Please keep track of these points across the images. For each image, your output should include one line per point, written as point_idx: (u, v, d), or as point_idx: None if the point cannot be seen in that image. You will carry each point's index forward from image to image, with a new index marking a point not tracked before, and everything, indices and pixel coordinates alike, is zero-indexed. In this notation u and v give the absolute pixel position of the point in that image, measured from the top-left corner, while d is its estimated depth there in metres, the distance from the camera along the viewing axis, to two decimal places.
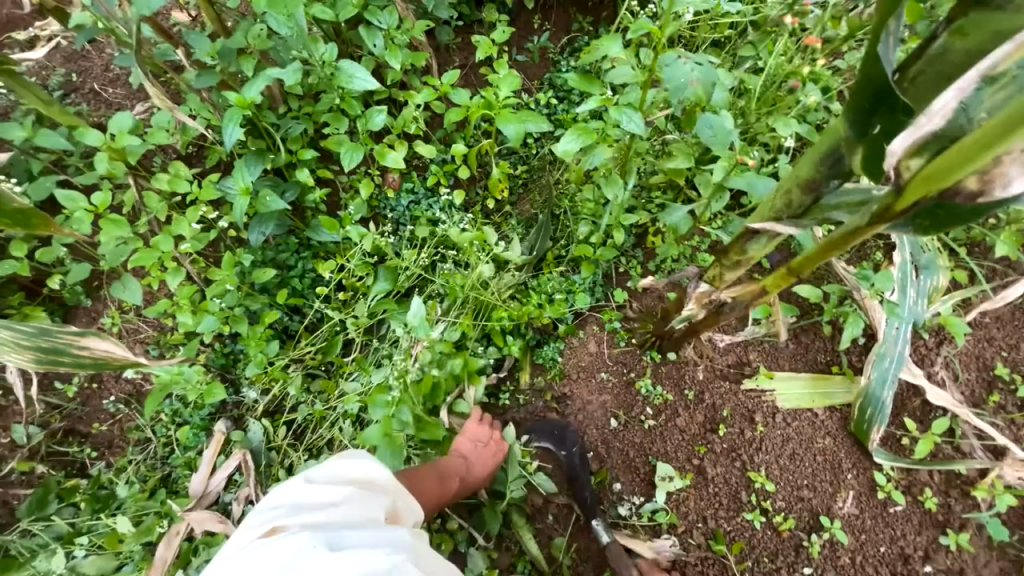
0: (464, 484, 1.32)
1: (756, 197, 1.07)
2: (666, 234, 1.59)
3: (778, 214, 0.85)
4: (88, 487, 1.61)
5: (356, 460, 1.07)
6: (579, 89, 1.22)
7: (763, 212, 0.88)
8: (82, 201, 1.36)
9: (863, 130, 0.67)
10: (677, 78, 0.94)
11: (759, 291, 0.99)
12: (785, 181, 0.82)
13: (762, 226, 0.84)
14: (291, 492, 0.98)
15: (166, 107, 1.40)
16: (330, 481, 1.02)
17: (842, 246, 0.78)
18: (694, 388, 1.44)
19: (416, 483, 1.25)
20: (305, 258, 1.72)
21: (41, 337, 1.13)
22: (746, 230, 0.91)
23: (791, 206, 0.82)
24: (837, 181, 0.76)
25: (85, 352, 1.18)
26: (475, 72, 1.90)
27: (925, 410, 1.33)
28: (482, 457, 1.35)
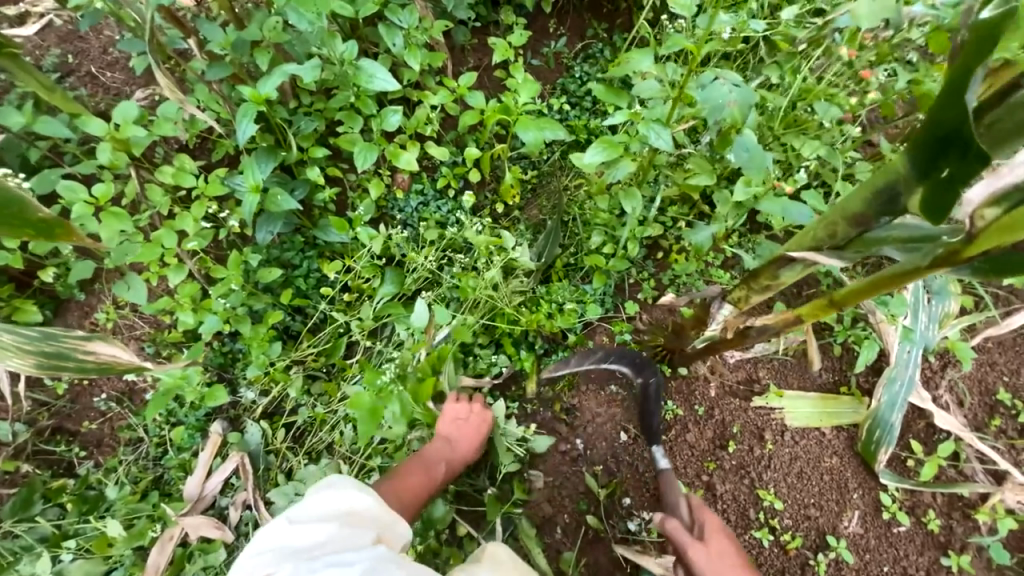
0: (451, 466, 1.32)
1: (793, 224, 1.05)
2: (689, 253, 1.58)
3: (819, 244, 0.84)
4: (76, 488, 1.55)
5: (337, 491, 1.01)
6: (605, 101, 1.22)
7: (801, 240, 0.88)
8: (83, 193, 1.31)
9: (926, 172, 0.64)
10: (714, 98, 0.96)
11: (793, 319, 1.00)
12: (830, 213, 0.81)
13: (802, 256, 0.84)
14: (273, 535, 0.93)
15: (178, 100, 1.35)
16: (313, 518, 0.96)
17: (894, 284, 0.78)
18: (704, 404, 1.44)
19: (403, 479, 1.25)
20: (311, 257, 1.67)
21: (45, 341, 1.09)
22: (782, 257, 0.91)
23: (834, 237, 0.82)
24: (888, 218, 0.75)
25: (90, 356, 1.13)
26: (489, 75, 1.88)
27: (929, 432, 1.36)
28: (465, 434, 1.36)
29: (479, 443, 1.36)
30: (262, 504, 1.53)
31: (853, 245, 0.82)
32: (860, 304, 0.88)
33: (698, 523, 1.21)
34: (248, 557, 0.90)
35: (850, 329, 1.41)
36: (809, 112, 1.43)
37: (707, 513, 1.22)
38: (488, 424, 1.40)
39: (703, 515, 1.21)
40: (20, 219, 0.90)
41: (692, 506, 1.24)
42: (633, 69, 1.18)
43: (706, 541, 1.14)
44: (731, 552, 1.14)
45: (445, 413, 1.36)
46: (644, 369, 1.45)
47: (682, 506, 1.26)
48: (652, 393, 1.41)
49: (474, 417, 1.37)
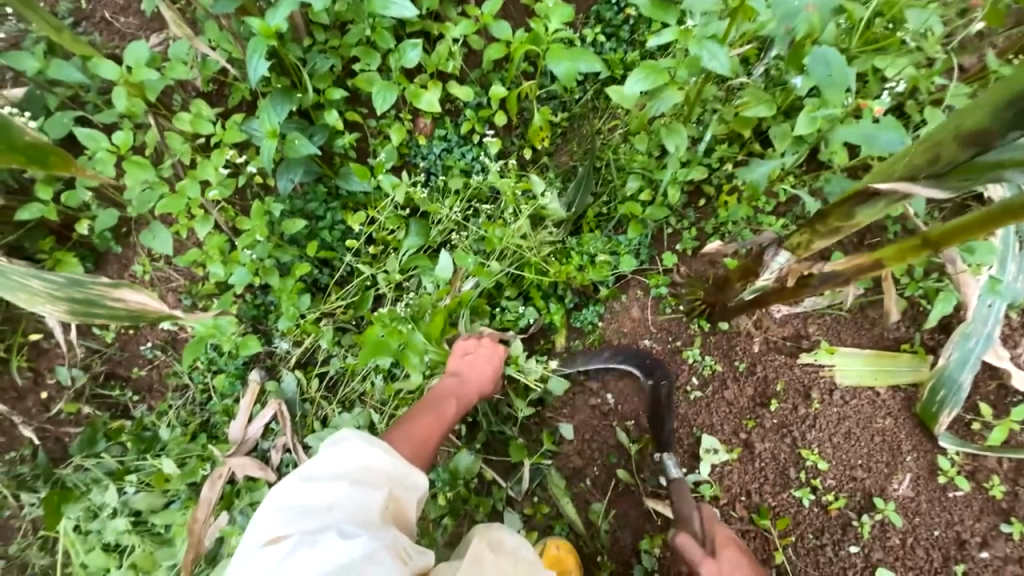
0: (462, 401, 1.28)
1: (876, 154, 0.90)
2: (740, 193, 1.43)
3: (915, 172, 0.72)
4: (133, 428, 1.66)
5: (347, 448, 1.00)
6: (651, 18, 1.06)
7: (890, 169, 0.75)
8: (104, 141, 1.29)
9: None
10: (788, 2, 0.79)
11: (869, 264, 0.88)
12: (938, 131, 0.67)
13: (893, 188, 0.72)
14: (286, 493, 0.94)
15: (185, 36, 1.27)
16: (326, 476, 0.96)
17: (1013, 219, 0.67)
18: (746, 360, 1.35)
19: (416, 422, 1.21)
20: (334, 209, 1.63)
21: (73, 287, 1.12)
22: (861, 192, 0.79)
23: (936, 163, 0.69)
24: (1019, 133, 0.61)
25: (119, 303, 1.17)
26: (516, 2, 1.69)
27: (1001, 394, 1.23)
28: (474, 368, 1.33)
29: (490, 375, 1.33)
30: (301, 449, 1.59)
31: (958, 172, 0.69)
32: (960, 246, 0.77)
33: (710, 538, 1.14)
34: (264, 511, 0.93)
35: (922, 281, 1.27)
36: (894, 26, 1.21)
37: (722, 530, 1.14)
38: (503, 358, 1.39)
39: (716, 531, 1.15)
40: (14, 146, 0.98)
41: (704, 519, 1.18)
42: None
43: (718, 558, 1.07)
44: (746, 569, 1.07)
45: (453, 351, 1.34)
46: (655, 370, 1.40)
47: (695, 518, 1.19)
48: (662, 396, 1.36)
49: (483, 351, 1.35)
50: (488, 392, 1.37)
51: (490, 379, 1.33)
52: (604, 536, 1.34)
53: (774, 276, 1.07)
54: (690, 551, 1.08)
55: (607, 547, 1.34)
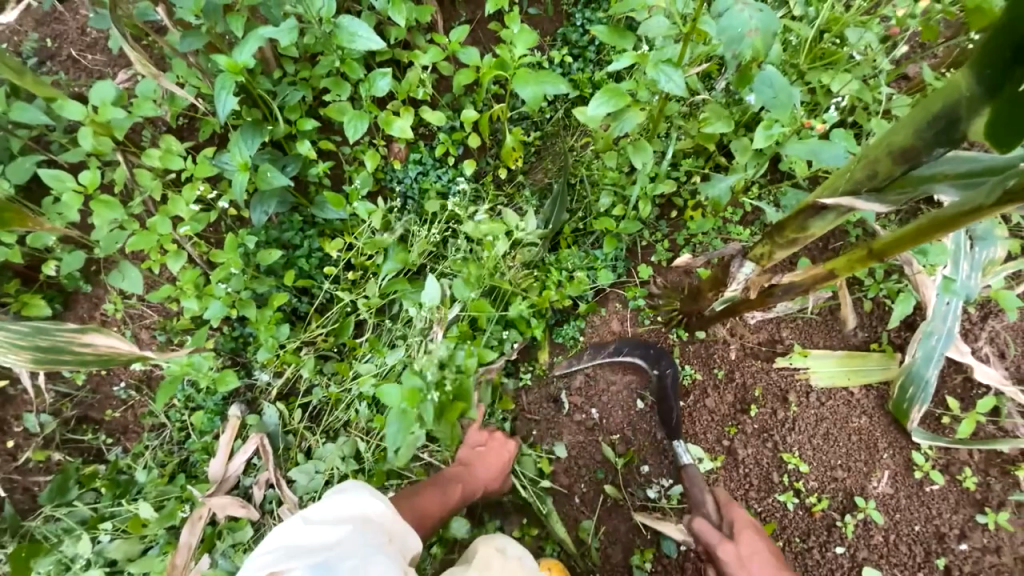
0: (467, 489, 1.26)
1: (824, 168, 0.94)
2: (706, 208, 1.48)
3: (857, 187, 0.75)
4: (107, 472, 1.61)
5: (353, 496, 1.03)
6: (609, 43, 1.10)
7: (836, 184, 0.79)
8: (69, 182, 1.26)
9: (997, 87, 0.56)
10: (733, 28, 0.83)
11: (825, 274, 0.92)
12: (873, 147, 0.71)
13: (838, 203, 0.75)
14: (285, 534, 0.93)
15: (148, 73, 1.28)
16: (328, 520, 0.97)
17: (949, 228, 0.70)
18: (724, 367, 1.38)
19: (420, 498, 1.21)
20: (311, 236, 1.63)
21: (38, 336, 1.10)
22: (811, 206, 0.82)
23: (875, 177, 0.73)
24: (943, 150, 0.65)
25: (87, 349, 1.14)
26: (484, 29, 1.75)
27: (967, 386, 1.28)
28: (484, 460, 1.31)
29: (498, 472, 1.30)
30: (285, 483, 1.55)
31: (896, 187, 0.73)
32: (906, 254, 0.80)
33: (727, 522, 1.17)
34: (259, 554, 0.90)
35: (884, 282, 1.32)
36: (839, 43, 1.28)
37: (738, 511, 1.17)
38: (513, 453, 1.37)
39: (732, 514, 1.17)
40: None
41: (719, 504, 1.21)
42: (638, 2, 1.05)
43: (737, 540, 1.11)
44: (766, 551, 1.10)
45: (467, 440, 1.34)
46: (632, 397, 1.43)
47: (709, 504, 1.22)
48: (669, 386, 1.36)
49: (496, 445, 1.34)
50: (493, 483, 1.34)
51: (498, 472, 1.31)
52: (595, 554, 1.33)
53: (740, 286, 1.11)
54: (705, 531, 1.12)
55: (599, 565, 1.33)
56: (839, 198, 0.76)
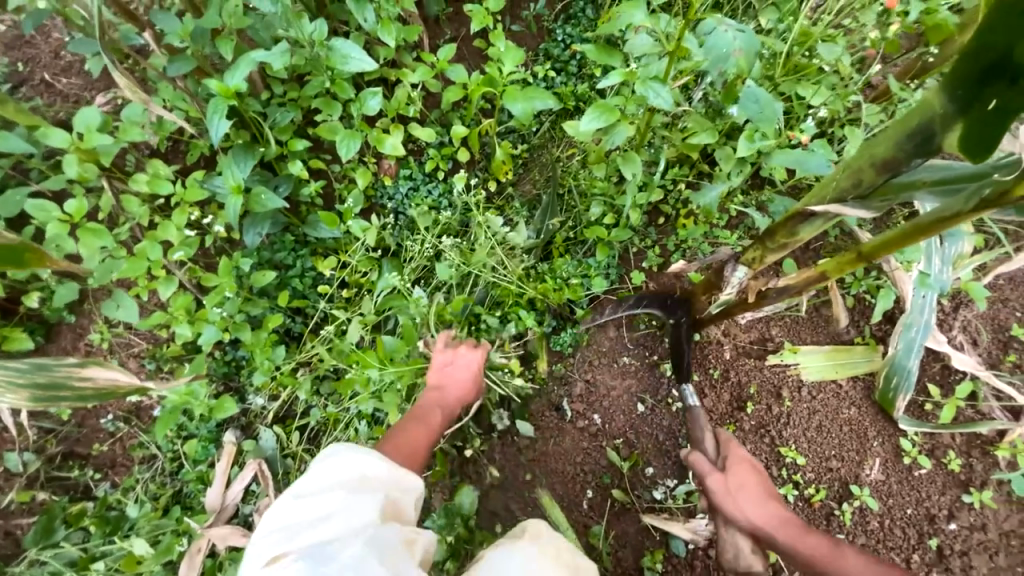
0: (446, 411, 1.31)
1: (810, 176, 1.00)
2: (698, 216, 1.53)
3: (843, 195, 0.80)
4: (96, 509, 1.55)
5: (341, 457, 0.99)
6: (598, 61, 1.15)
7: (823, 192, 0.84)
8: (55, 211, 1.23)
9: (968, 105, 0.61)
10: (719, 47, 0.88)
11: (816, 276, 0.97)
12: (857, 158, 0.77)
13: (827, 210, 0.80)
14: (281, 512, 0.92)
15: (140, 100, 1.24)
16: (319, 489, 0.94)
17: (928, 233, 0.75)
18: (719, 367, 1.43)
19: (403, 431, 1.24)
20: (304, 256, 1.62)
21: (38, 372, 1.08)
22: (800, 213, 0.87)
23: (859, 186, 0.78)
24: (920, 160, 0.71)
25: (87, 383, 1.12)
26: (469, 46, 1.79)
27: (945, 373, 1.35)
28: (453, 377, 1.36)
29: (470, 381, 1.36)
30: None
31: (879, 194, 0.78)
32: (891, 255, 0.85)
33: (723, 456, 1.28)
34: (260, 535, 0.90)
35: (863, 279, 1.40)
36: (810, 56, 1.37)
37: (735, 449, 1.28)
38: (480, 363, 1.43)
39: (730, 451, 1.28)
40: None
41: (718, 441, 1.31)
42: (624, 23, 1.10)
43: (727, 472, 1.23)
44: (754, 484, 1.22)
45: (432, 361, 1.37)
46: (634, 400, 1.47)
47: (708, 440, 1.32)
48: (684, 335, 1.40)
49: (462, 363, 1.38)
50: (469, 396, 1.39)
51: (471, 385, 1.37)
52: (606, 559, 1.34)
53: (737, 291, 1.15)
54: (698, 464, 1.24)
55: (609, 569, 1.34)
56: (828, 205, 0.81)
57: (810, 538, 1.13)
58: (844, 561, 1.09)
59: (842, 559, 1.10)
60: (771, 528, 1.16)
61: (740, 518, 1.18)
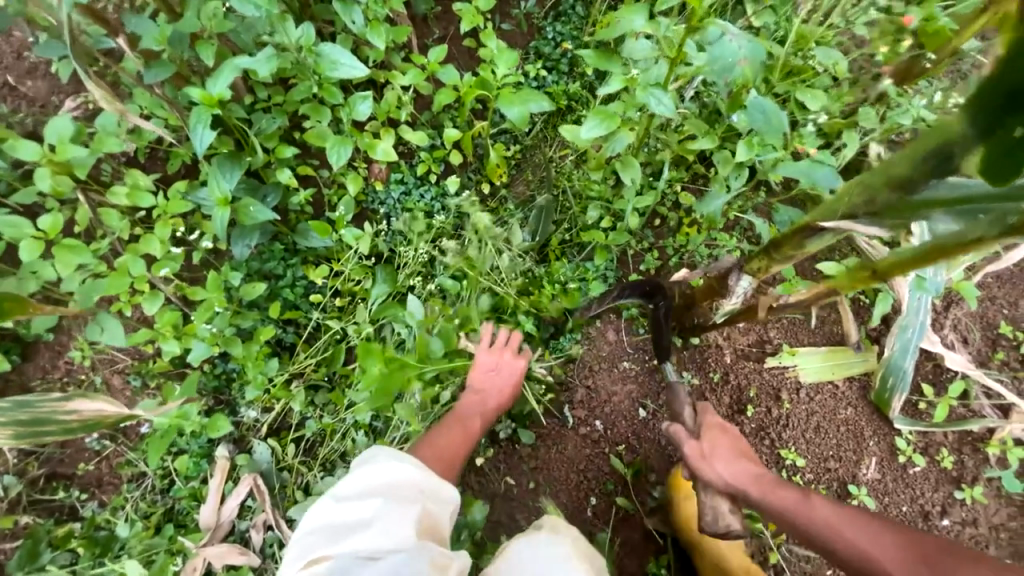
0: (486, 418, 1.31)
1: (820, 189, 0.97)
2: (701, 224, 1.52)
3: (854, 210, 0.80)
4: (84, 530, 1.50)
5: (380, 463, 1.03)
6: (597, 67, 1.12)
7: (833, 206, 0.83)
8: (28, 227, 1.17)
9: (989, 130, 0.60)
10: (724, 57, 0.87)
11: (828, 291, 0.98)
12: (870, 176, 0.77)
13: (837, 226, 0.80)
14: (322, 514, 0.96)
15: (117, 111, 1.19)
16: (358, 494, 0.98)
17: (945, 255, 0.76)
18: (719, 371, 1.43)
19: (443, 435, 1.26)
20: (294, 265, 1.57)
21: (20, 409, 1.08)
22: (808, 226, 0.87)
23: (872, 203, 0.78)
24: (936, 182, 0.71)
25: (73, 416, 1.12)
26: (459, 45, 1.75)
27: (938, 372, 1.38)
28: (494, 384, 1.35)
29: (512, 391, 1.34)
30: (284, 524, 1.49)
31: (891, 212, 0.77)
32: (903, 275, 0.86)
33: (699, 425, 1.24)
34: (302, 535, 0.94)
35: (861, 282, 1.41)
36: (804, 59, 1.36)
37: (712, 416, 1.23)
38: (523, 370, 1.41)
39: (706, 418, 1.24)
40: None
41: (696, 411, 1.27)
42: (624, 29, 1.08)
43: (699, 437, 1.19)
44: (726, 444, 1.18)
45: (476, 366, 1.34)
46: (638, 403, 1.47)
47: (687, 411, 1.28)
48: (661, 317, 1.30)
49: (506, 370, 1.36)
50: (510, 401, 1.39)
51: (512, 394, 1.35)
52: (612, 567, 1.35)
53: (739, 299, 1.14)
54: (678, 436, 1.19)
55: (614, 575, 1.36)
56: (840, 221, 0.82)
57: (780, 490, 1.08)
58: (813, 512, 1.03)
59: (813, 511, 1.03)
60: (745, 488, 1.10)
61: (714, 483, 1.12)
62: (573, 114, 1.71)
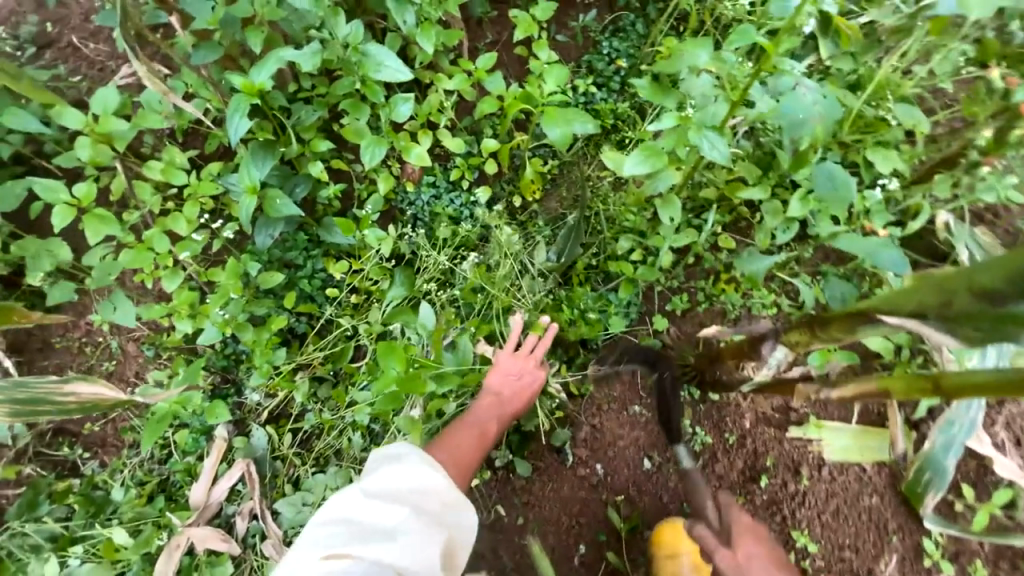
0: (503, 422, 1.27)
1: (885, 268, 0.89)
2: (740, 285, 1.42)
3: (924, 308, 0.69)
4: (82, 488, 1.53)
5: (411, 465, 1.06)
6: (652, 100, 1.09)
7: (899, 302, 0.72)
8: (63, 194, 1.19)
9: None
10: (795, 114, 0.87)
11: (876, 391, 0.84)
12: (951, 275, 0.65)
13: (900, 322, 0.72)
14: (348, 505, 0.99)
15: (159, 91, 1.21)
16: (387, 496, 1.01)
17: None
18: (735, 432, 1.35)
19: (459, 439, 1.22)
20: (315, 257, 1.55)
21: (18, 389, 1.09)
22: (868, 315, 0.78)
23: (947, 307, 0.66)
24: None
25: (70, 398, 1.14)
26: (509, 52, 1.69)
27: (982, 473, 1.25)
28: (514, 388, 1.31)
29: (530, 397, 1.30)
30: (269, 516, 1.47)
31: (969, 321, 0.65)
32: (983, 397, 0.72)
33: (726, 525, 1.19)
34: (324, 522, 0.97)
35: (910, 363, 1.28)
36: (878, 112, 1.25)
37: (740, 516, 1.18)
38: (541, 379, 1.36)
39: (732, 517, 1.19)
40: None
41: (721, 508, 1.24)
42: (685, 64, 1.02)
43: (734, 546, 1.12)
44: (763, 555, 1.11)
45: (496, 368, 1.30)
46: (648, 451, 1.39)
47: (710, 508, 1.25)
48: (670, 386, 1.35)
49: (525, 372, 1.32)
50: (526, 409, 1.35)
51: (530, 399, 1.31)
52: None
53: (772, 372, 1.12)
54: (705, 539, 1.16)
55: None
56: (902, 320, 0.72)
57: None
58: None
59: None
60: None
61: None
62: (617, 135, 1.64)
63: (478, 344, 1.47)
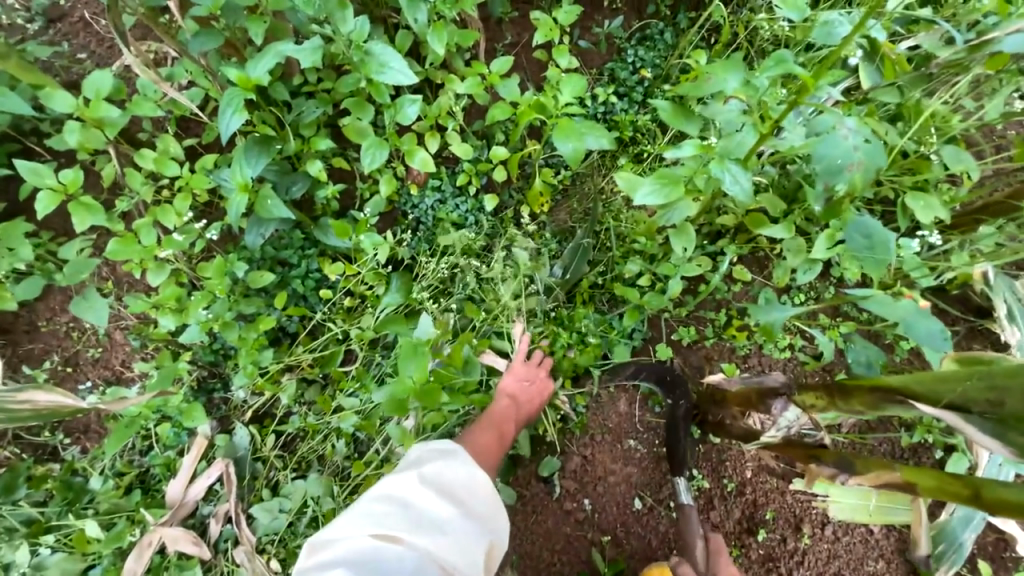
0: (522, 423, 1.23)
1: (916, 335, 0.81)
2: (755, 332, 1.34)
3: (968, 404, 0.70)
4: (61, 474, 1.49)
5: (464, 463, 1.01)
6: (670, 123, 1.01)
7: (940, 389, 0.72)
8: (49, 178, 1.14)
9: None
10: (833, 157, 0.79)
11: (895, 479, 0.82)
12: (1011, 373, 0.66)
13: (941, 415, 0.71)
14: (404, 488, 0.95)
15: (151, 80, 1.17)
16: (440, 488, 0.97)
17: None
18: (735, 479, 1.27)
19: (475, 442, 1.16)
20: (310, 256, 1.49)
21: None
22: (894, 393, 0.77)
23: (999, 406, 0.67)
24: None
25: (25, 405, 1.12)
26: (528, 55, 1.61)
27: (1000, 547, 1.17)
28: (529, 392, 1.27)
29: (545, 399, 1.26)
30: (243, 521, 1.40)
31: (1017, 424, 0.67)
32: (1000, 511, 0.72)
33: (711, 572, 1.17)
34: (379, 498, 0.94)
35: (932, 425, 1.19)
36: (920, 151, 1.16)
37: (726, 566, 1.16)
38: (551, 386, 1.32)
39: (720, 566, 1.16)
40: None
41: (708, 549, 1.20)
42: (712, 89, 0.94)
43: None
44: None
45: (509, 372, 1.26)
46: (643, 489, 1.32)
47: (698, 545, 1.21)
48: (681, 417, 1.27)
49: (541, 373, 1.29)
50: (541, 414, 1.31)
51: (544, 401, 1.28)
52: None
53: (781, 433, 1.03)
54: None
55: None
56: (943, 410, 0.72)
57: None
58: None
59: None
60: None
61: None
62: (635, 148, 1.55)
63: (484, 356, 1.37)
